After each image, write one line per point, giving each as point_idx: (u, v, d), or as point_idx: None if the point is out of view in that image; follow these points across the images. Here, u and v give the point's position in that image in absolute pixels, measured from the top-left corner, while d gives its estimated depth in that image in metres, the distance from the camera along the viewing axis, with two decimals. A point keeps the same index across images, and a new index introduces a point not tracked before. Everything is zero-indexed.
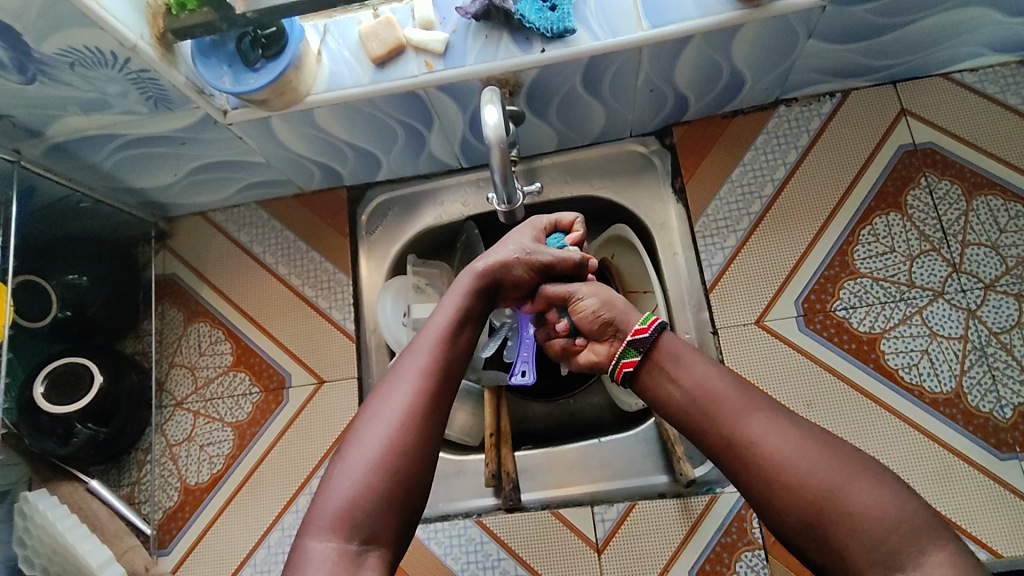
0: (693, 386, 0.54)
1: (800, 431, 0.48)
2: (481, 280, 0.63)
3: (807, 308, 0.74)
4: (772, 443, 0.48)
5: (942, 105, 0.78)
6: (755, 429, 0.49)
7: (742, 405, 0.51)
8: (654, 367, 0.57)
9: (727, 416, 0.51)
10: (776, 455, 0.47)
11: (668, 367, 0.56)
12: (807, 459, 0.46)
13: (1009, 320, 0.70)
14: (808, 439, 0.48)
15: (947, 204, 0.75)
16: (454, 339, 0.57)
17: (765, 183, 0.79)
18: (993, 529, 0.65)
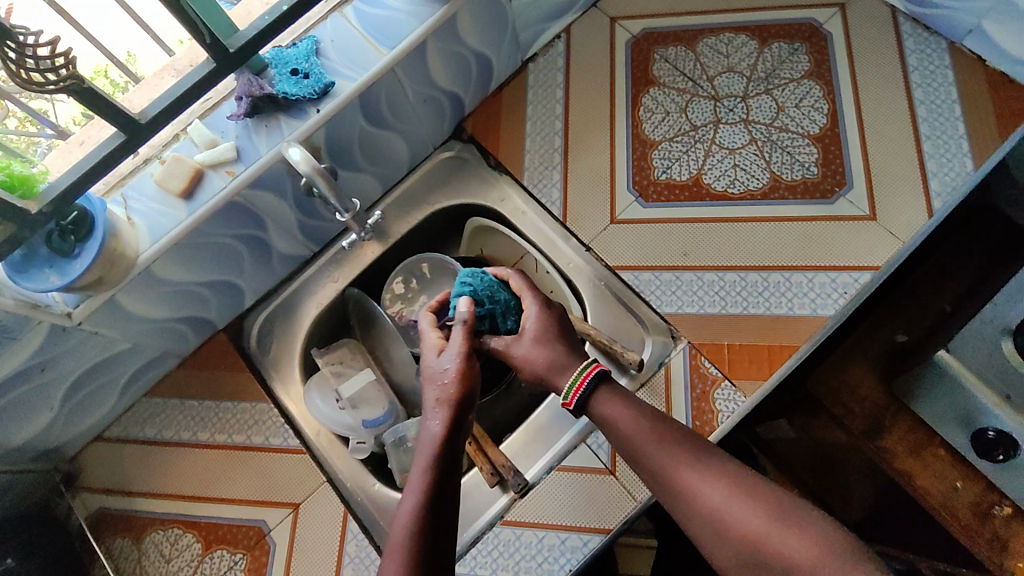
0: (626, 433, 0.60)
1: (733, 481, 0.54)
2: (437, 445, 0.59)
3: (639, 188, 0.85)
4: (711, 496, 0.54)
5: (635, 2, 0.96)
6: (696, 488, 0.55)
7: (681, 461, 0.56)
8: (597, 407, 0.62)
9: (670, 472, 0.56)
10: (713, 507, 0.53)
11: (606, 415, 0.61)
12: (740, 512, 0.52)
13: (772, 110, 0.87)
14: (738, 486, 0.54)
15: (682, 61, 0.91)
16: (434, 522, 0.55)
17: (553, 122, 0.91)
18: (861, 252, 0.78)
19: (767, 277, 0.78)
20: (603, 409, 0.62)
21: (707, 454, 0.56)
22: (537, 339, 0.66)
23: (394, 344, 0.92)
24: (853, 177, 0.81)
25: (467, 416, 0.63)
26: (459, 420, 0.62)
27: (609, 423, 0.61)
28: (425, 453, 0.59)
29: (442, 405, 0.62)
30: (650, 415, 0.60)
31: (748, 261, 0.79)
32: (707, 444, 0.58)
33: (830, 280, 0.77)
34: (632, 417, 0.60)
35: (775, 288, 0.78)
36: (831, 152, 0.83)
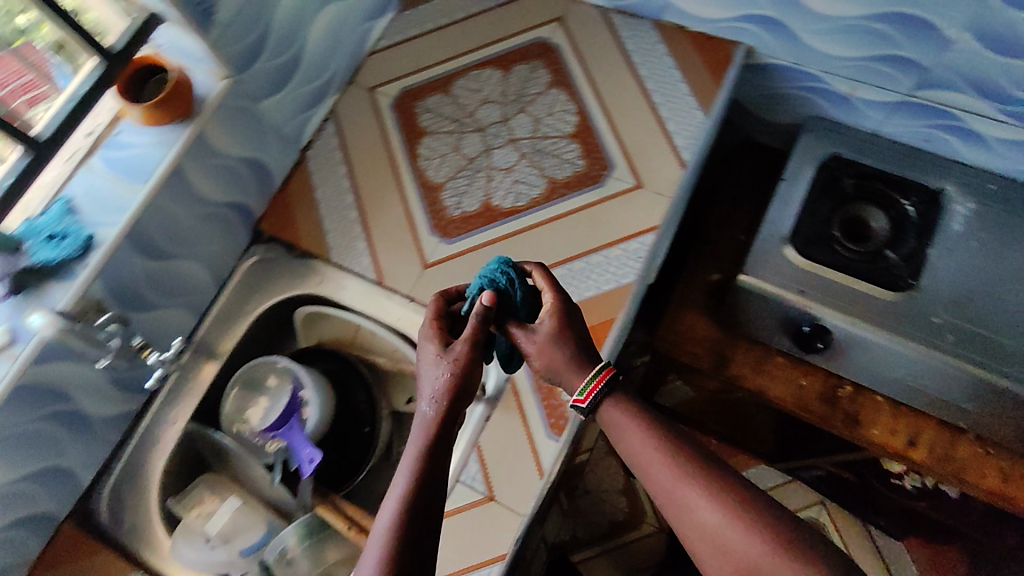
0: (638, 451, 0.60)
1: (735, 503, 0.55)
2: (431, 428, 0.58)
3: (439, 229, 0.90)
4: (707, 521, 0.55)
5: (385, 68, 1.02)
6: (697, 512, 0.56)
7: (680, 480, 0.57)
8: (608, 412, 0.62)
9: (673, 498, 0.57)
10: (710, 533, 0.55)
11: (620, 431, 0.62)
12: (739, 542, 0.54)
13: (532, 125, 0.95)
14: (742, 509, 0.55)
15: (442, 106, 0.98)
16: (415, 529, 0.53)
17: (343, 196, 0.94)
18: (639, 219, 0.87)
19: (569, 268, 0.87)
20: (614, 417, 0.62)
21: (720, 478, 0.57)
22: (555, 337, 0.62)
23: (248, 461, 0.86)
24: (613, 159, 0.91)
25: (472, 387, 0.61)
26: (460, 397, 0.59)
27: (620, 435, 0.61)
28: (409, 452, 0.57)
29: (440, 395, 0.59)
30: (655, 434, 0.60)
31: (549, 259, 0.87)
32: (714, 461, 0.58)
33: (622, 251, 0.86)
34: (642, 435, 0.60)
35: (579, 275, 0.86)
36: (590, 143, 0.93)
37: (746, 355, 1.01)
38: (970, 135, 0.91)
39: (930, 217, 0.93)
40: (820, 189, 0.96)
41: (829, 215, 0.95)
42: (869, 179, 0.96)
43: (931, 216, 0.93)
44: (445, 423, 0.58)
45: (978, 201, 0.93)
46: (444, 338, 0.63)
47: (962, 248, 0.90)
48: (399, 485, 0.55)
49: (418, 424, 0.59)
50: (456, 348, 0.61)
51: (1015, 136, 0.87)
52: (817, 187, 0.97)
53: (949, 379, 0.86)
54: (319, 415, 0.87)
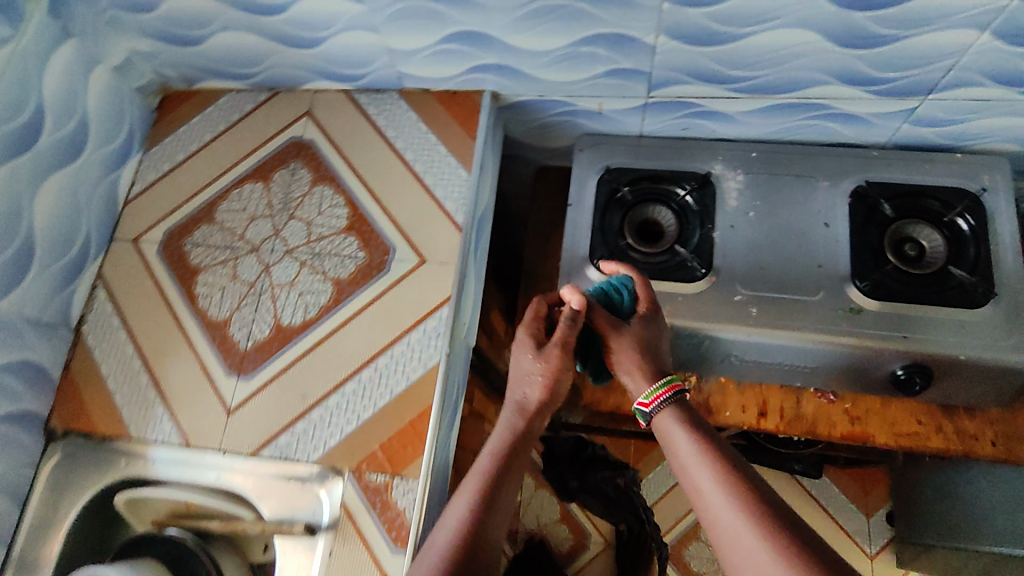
0: (680, 446, 0.66)
1: (755, 510, 0.57)
2: (502, 451, 0.71)
3: (236, 367, 0.86)
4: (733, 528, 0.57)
5: (144, 214, 0.97)
6: (724, 517, 0.58)
7: (720, 491, 0.60)
8: (660, 414, 0.69)
9: (708, 498, 0.60)
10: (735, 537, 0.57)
11: (667, 429, 0.68)
12: (750, 538, 0.56)
13: (303, 230, 0.92)
14: (762, 517, 0.57)
15: (210, 236, 0.93)
16: (475, 533, 0.64)
17: (131, 363, 0.89)
18: (430, 295, 0.86)
19: (375, 366, 0.83)
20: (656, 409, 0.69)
21: (754, 485, 0.60)
22: (641, 343, 0.75)
23: None
24: (391, 241, 0.89)
25: (543, 414, 0.74)
26: (539, 412, 0.74)
27: (672, 433, 0.68)
28: (489, 453, 0.71)
29: (535, 386, 0.74)
30: (702, 450, 0.63)
31: (352, 364, 0.84)
32: (763, 482, 0.61)
33: (422, 333, 0.84)
34: (696, 438, 0.65)
35: (387, 370, 0.83)
36: (365, 231, 0.90)
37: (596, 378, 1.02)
38: (717, 116, 0.94)
39: (710, 203, 0.96)
40: (605, 202, 0.99)
41: (620, 225, 0.98)
42: (646, 180, 0.99)
43: (710, 202, 0.97)
44: (520, 439, 0.72)
45: (745, 170, 0.98)
46: (538, 343, 0.75)
47: (741, 222, 0.96)
48: (481, 468, 0.69)
49: (505, 423, 0.73)
50: (529, 344, 0.76)
51: (751, 107, 0.91)
52: (602, 199, 0.99)
53: (768, 348, 0.91)
54: None
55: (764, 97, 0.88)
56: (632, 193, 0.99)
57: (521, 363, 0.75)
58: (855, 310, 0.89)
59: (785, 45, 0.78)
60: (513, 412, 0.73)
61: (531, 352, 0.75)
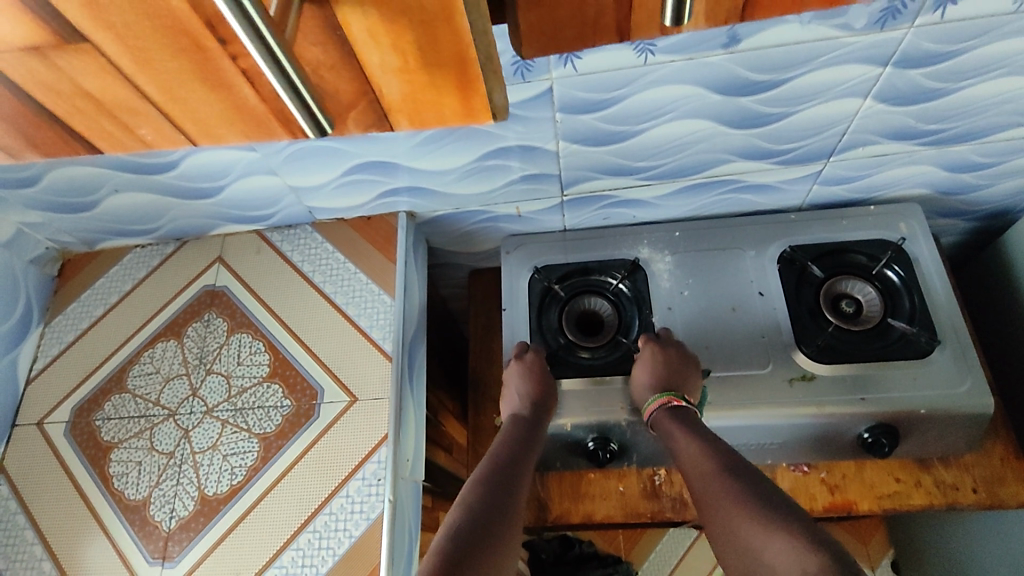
0: (681, 452, 0.75)
1: (741, 493, 0.64)
2: (513, 436, 0.80)
3: (159, 553, 0.77)
4: (731, 525, 0.62)
5: (49, 393, 0.90)
6: (721, 512, 0.64)
7: (717, 491, 0.66)
8: (663, 421, 0.80)
9: (708, 500, 0.67)
10: (733, 532, 0.62)
11: (670, 437, 0.78)
12: (740, 517, 0.62)
13: (224, 384, 0.86)
14: (752, 501, 0.63)
15: (122, 407, 0.87)
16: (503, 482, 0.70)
17: (39, 567, 0.79)
18: (365, 436, 0.80)
19: (314, 527, 0.76)
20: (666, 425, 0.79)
21: (747, 479, 0.66)
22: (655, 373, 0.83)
23: None
24: (318, 382, 0.84)
25: (545, 410, 0.85)
26: (540, 405, 0.85)
27: (674, 440, 0.77)
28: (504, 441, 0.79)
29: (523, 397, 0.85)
30: (709, 460, 0.71)
31: (289, 528, 0.76)
32: (747, 475, 0.67)
33: (361, 480, 0.78)
34: (694, 443, 0.74)
35: (327, 530, 0.76)
36: (289, 376, 0.85)
37: (561, 485, 0.95)
38: (633, 202, 0.95)
39: (641, 289, 0.95)
40: (539, 301, 0.96)
41: (558, 323, 0.95)
42: (575, 273, 0.97)
43: (641, 288, 0.95)
44: (528, 427, 0.82)
45: (671, 250, 0.97)
46: (527, 362, 0.89)
47: (678, 302, 0.94)
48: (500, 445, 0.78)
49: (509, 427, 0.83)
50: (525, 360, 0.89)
51: (664, 191, 0.92)
52: (535, 300, 0.96)
53: (730, 431, 0.87)
54: None
55: (675, 180, 0.90)
56: (564, 288, 0.96)
57: (517, 371, 0.88)
58: (808, 377, 0.86)
59: (682, 133, 0.80)
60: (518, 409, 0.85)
61: (526, 364, 0.88)
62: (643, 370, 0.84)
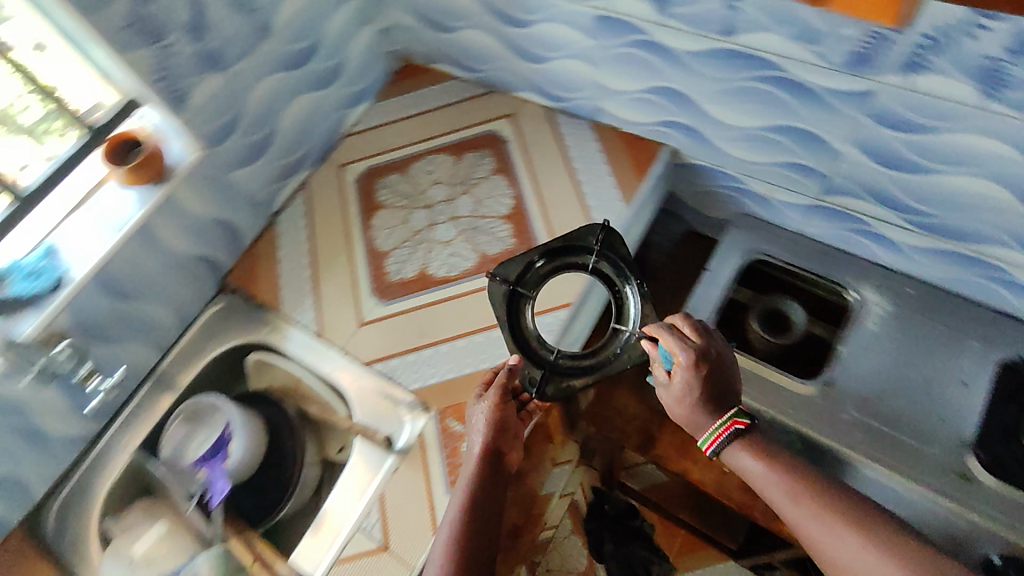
0: (760, 476, 0.75)
1: (853, 527, 0.67)
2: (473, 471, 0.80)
3: (379, 291, 1.00)
4: (831, 544, 0.68)
5: (357, 151, 1.17)
6: (816, 532, 0.69)
7: (805, 512, 0.71)
8: (734, 445, 0.78)
9: (795, 514, 0.71)
10: (832, 548, 0.68)
11: (739, 456, 0.77)
12: (866, 553, 0.66)
13: (473, 205, 1.06)
14: (863, 532, 0.67)
15: (398, 185, 1.11)
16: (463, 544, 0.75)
17: (302, 258, 1.06)
18: (555, 295, 0.95)
19: (488, 335, 0.94)
20: (734, 454, 0.78)
21: (850, 505, 0.69)
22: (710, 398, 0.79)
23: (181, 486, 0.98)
24: (540, 239, 1.00)
25: (506, 448, 0.82)
26: (495, 441, 0.82)
27: (748, 466, 0.76)
28: (466, 478, 0.80)
29: (483, 431, 0.82)
30: (777, 476, 0.74)
31: (471, 326, 0.95)
32: (846, 497, 0.70)
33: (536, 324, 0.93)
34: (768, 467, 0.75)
35: (496, 343, 0.92)
36: (520, 224, 1.02)
37: (672, 436, 1.02)
38: (881, 239, 0.96)
39: (613, 242, 0.88)
40: (517, 290, 0.87)
41: (530, 329, 0.87)
42: (553, 252, 0.89)
43: (619, 248, 0.88)
44: (484, 462, 0.80)
45: (894, 300, 0.97)
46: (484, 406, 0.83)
47: (874, 346, 0.94)
48: (460, 493, 0.79)
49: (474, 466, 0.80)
50: (483, 407, 0.83)
51: (921, 243, 0.92)
52: (507, 307, 0.87)
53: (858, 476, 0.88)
54: (242, 452, 0.98)
55: (937, 236, 0.89)
56: (548, 268, 0.89)
57: (477, 414, 0.83)
58: (966, 477, 0.84)
59: (975, 190, 0.80)
60: (473, 442, 0.83)
61: (484, 410, 0.82)
62: (695, 394, 0.78)
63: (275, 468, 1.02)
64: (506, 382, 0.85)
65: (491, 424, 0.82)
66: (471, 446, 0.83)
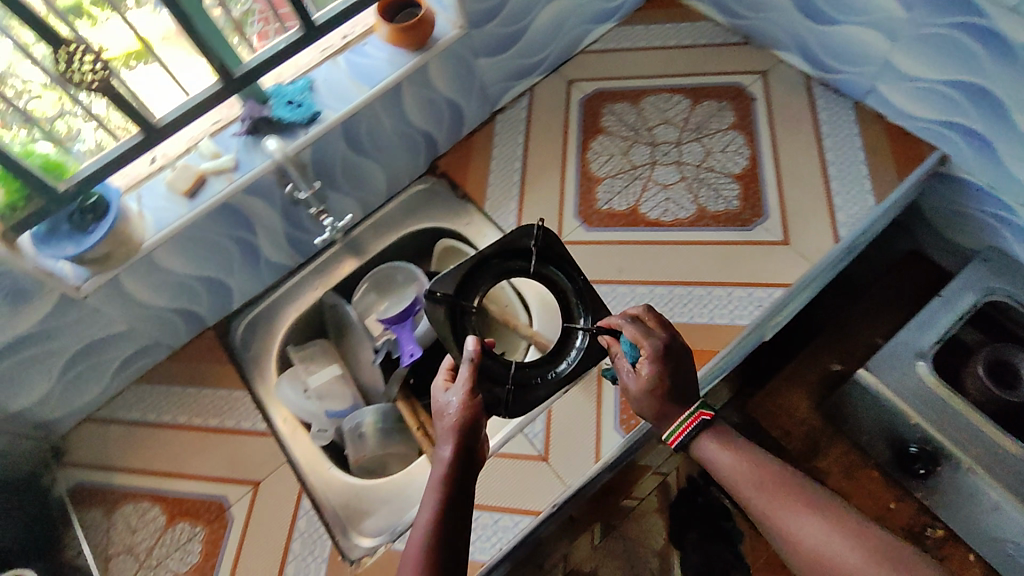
0: (730, 468, 0.68)
1: (833, 519, 0.61)
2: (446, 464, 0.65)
3: (584, 215, 0.97)
4: (803, 533, 0.61)
5: (589, 69, 1.12)
6: (789, 519, 0.62)
7: (776, 501, 0.64)
8: (705, 436, 0.70)
9: (766, 504, 0.64)
10: (807, 538, 0.61)
11: (717, 443, 0.70)
12: (844, 549, 0.59)
13: (701, 154, 0.98)
14: (841, 525, 0.61)
15: (626, 114, 1.05)
16: (439, 541, 0.60)
17: (514, 162, 1.05)
18: (773, 272, 0.87)
19: (690, 290, 0.87)
20: (705, 444, 0.70)
21: (819, 499, 0.63)
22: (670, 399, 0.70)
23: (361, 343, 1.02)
24: (769, 208, 0.92)
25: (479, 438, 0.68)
26: (468, 435, 0.66)
27: (721, 463, 0.69)
28: (441, 474, 0.64)
29: (449, 431, 0.66)
30: (744, 467, 0.67)
31: (674, 276, 0.89)
32: (813, 489, 0.64)
33: (747, 295, 0.86)
34: (734, 458, 0.68)
35: (698, 300, 0.86)
36: (751, 187, 0.94)
37: (840, 456, 0.99)
38: None
39: (554, 243, 0.83)
40: (461, 303, 0.81)
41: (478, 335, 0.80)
42: (498, 253, 0.84)
43: (560, 245, 0.84)
44: (462, 454, 0.65)
45: None
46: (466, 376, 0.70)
47: None
48: (435, 482, 0.64)
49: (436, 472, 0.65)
50: (458, 379, 0.70)
51: None
52: (449, 322, 0.80)
53: None
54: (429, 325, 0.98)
55: None
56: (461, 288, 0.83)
57: (448, 392, 0.70)
58: None
59: None
60: (444, 427, 0.68)
61: (464, 386, 0.69)
62: (666, 380, 0.70)
63: (442, 351, 1.03)
64: (472, 374, 0.71)
65: (469, 414, 0.67)
66: (441, 439, 0.67)
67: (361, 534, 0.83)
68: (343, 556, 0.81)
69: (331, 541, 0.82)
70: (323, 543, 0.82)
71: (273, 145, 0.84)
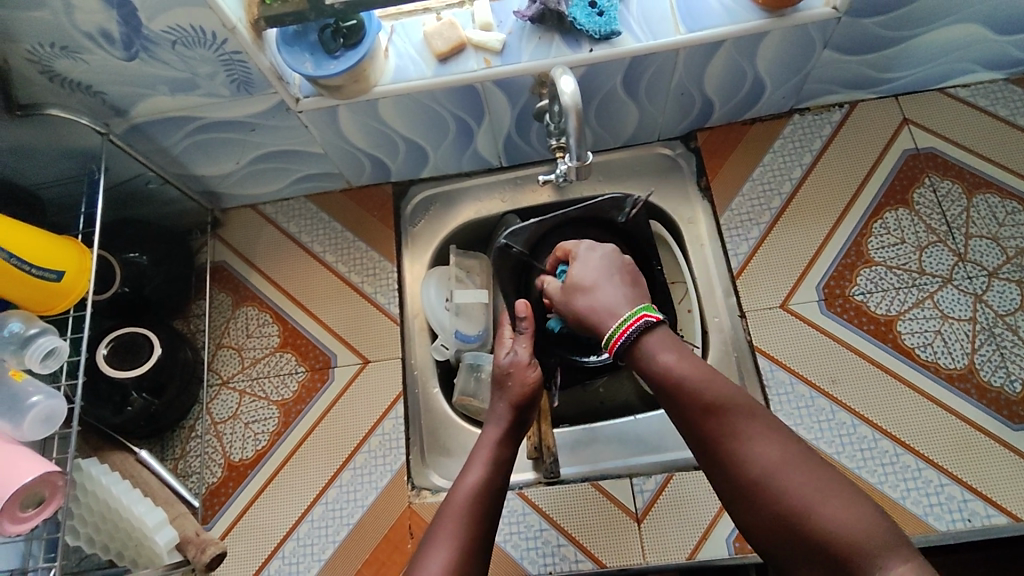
0: (678, 359, 0.55)
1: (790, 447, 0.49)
2: (499, 432, 0.64)
3: (828, 293, 0.79)
4: (756, 465, 0.49)
5: (939, 116, 0.85)
6: (739, 446, 0.50)
7: (726, 424, 0.51)
8: (653, 336, 0.56)
9: (721, 425, 0.51)
10: (758, 476, 0.49)
11: (661, 341, 0.56)
12: (788, 491, 0.48)
13: (1013, 304, 0.76)
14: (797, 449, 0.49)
15: (950, 201, 0.82)
16: (486, 499, 0.58)
17: (783, 182, 0.85)
18: (1011, 494, 0.69)
19: (898, 454, 0.72)
20: (647, 351, 0.56)
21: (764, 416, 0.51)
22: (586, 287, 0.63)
23: None
24: None
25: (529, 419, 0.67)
26: (524, 412, 0.66)
27: (654, 348, 0.56)
28: (492, 437, 0.63)
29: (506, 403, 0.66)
30: (706, 377, 0.53)
31: (888, 425, 0.73)
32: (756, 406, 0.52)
33: (960, 499, 0.70)
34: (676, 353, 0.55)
35: (900, 469, 0.71)
36: None
37: None
38: None
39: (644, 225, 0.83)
40: (532, 261, 0.83)
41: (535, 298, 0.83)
42: (580, 221, 0.84)
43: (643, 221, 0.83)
44: (514, 430, 0.64)
45: None
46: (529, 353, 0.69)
47: None
48: (489, 444, 0.62)
49: (489, 435, 0.64)
50: (521, 345, 0.70)
51: None
52: (514, 277, 0.85)
53: None
54: None
55: None
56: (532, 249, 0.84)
57: (511, 353, 0.69)
58: None
59: None
60: (505, 397, 0.66)
61: (524, 351, 0.69)
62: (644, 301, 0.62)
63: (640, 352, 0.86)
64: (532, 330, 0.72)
65: (532, 391, 0.66)
66: (496, 409, 0.66)
67: (433, 467, 0.82)
68: (409, 479, 0.81)
69: (405, 458, 0.81)
70: (396, 456, 0.81)
71: (568, 87, 0.62)
